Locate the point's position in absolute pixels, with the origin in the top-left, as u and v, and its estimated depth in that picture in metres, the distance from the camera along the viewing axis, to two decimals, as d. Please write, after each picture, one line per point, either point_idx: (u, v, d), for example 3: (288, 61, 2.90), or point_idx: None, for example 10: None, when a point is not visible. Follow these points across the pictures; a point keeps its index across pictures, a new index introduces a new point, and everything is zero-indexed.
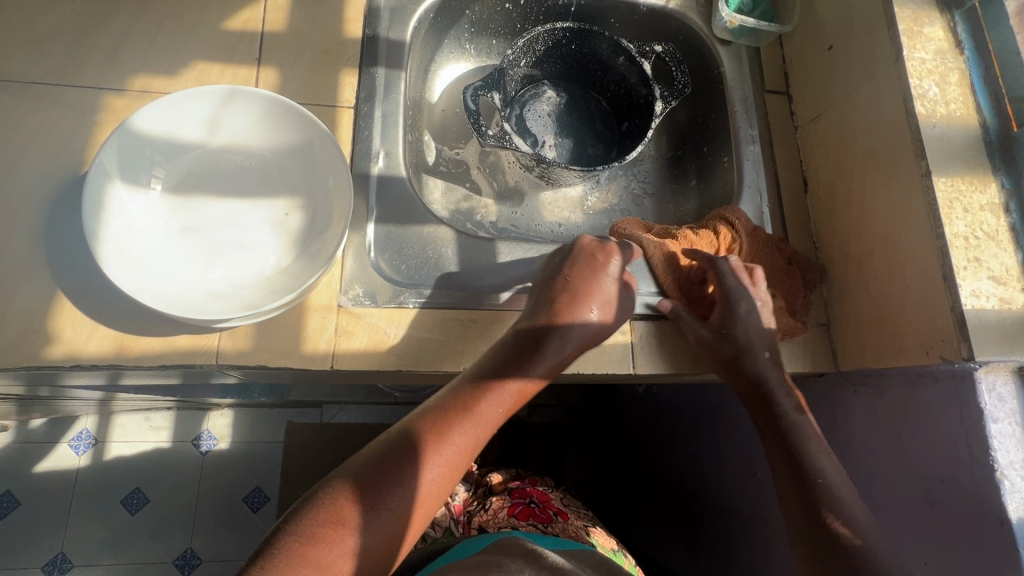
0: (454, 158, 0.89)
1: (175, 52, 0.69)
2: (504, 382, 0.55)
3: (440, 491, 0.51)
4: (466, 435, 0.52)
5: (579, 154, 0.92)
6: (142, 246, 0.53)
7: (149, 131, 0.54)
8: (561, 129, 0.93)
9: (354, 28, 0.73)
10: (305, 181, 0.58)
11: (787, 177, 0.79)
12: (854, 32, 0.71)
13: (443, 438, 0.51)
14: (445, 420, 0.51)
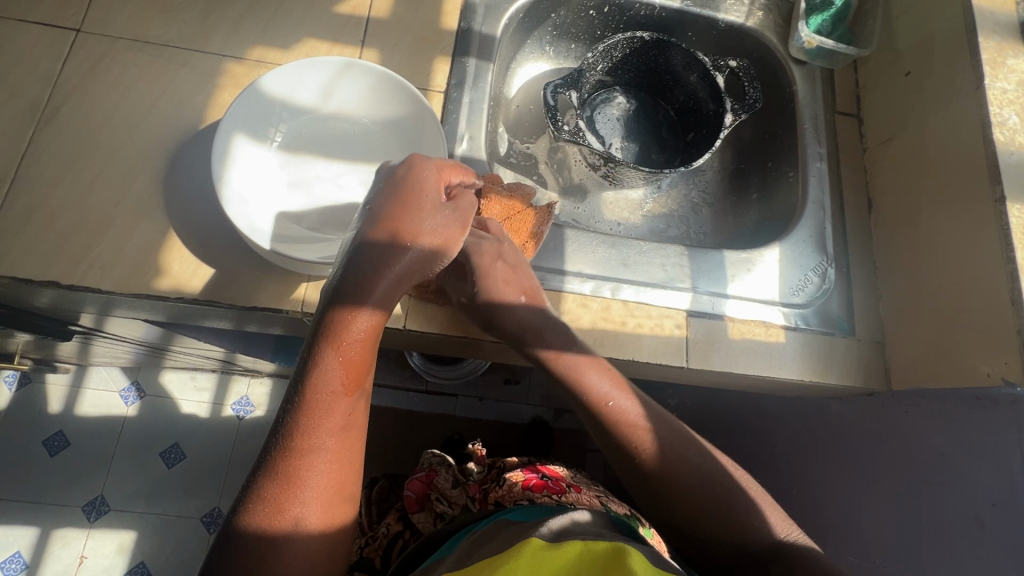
0: (524, 152, 0.93)
1: (290, 28, 0.75)
2: (338, 335, 0.49)
3: (356, 443, 0.49)
4: (335, 381, 0.48)
5: (644, 159, 0.96)
6: (256, 195, 0.58)
7: (273, 93, 0.60)
8: (628, 134, 0.97)
9: (451, 21, 0.79)
10: (401, 152, 0.63)
11: (852, 196, 0.80)
12: (934, 60, 0.73)
13: (313, 403, 0.47)
14: (308, 387, 0.47)
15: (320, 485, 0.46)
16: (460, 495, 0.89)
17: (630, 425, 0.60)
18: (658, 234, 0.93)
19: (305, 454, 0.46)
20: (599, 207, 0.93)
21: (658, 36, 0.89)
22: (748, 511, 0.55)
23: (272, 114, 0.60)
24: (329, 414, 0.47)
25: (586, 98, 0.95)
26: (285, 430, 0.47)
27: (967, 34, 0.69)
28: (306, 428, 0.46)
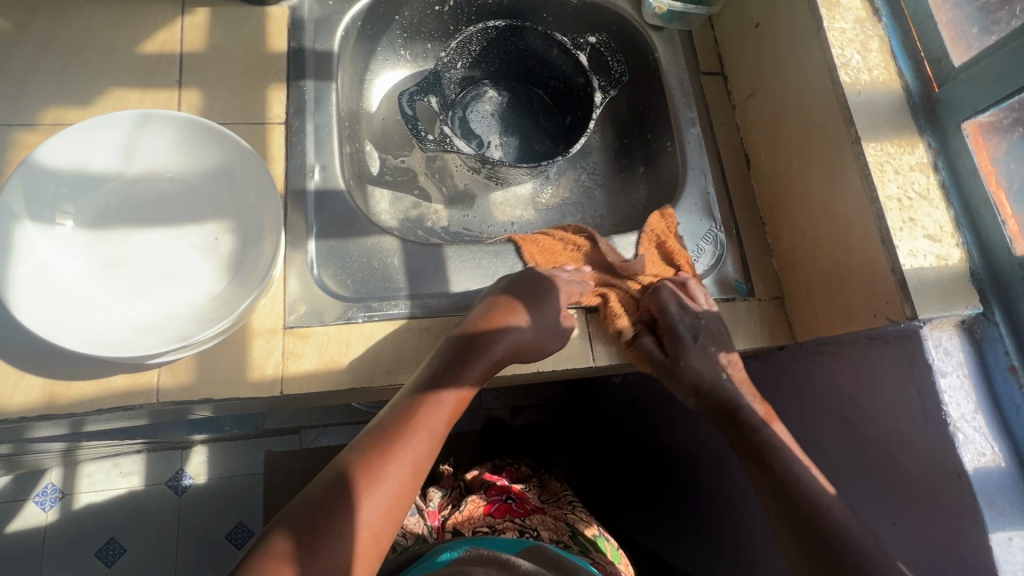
0: (399, 167, 0.87)
1: (88, 80, 0.66)
2: (436, 395, 0.53)
3: (412, 491, 0.48)
4: (431, 426, 0.51)
5: (526, 151, 0.92)
6: (59, 286, 0.50)
7: (56, 164, 0.51)
8: (505, 129, 0.93)
9: (279, 42, 0.71)
10: (234, 202, 0.56)
11: (730, 156, 0.80)
12: (777, 8, 0.72)
13: (400, 435, 0.49)
14: (405, 419, 0.51)
15: (373, 517, 0.45)
16: (418, 522, 0.77)
17: (777, 447, 0.59)
18: (555, 226, 0.90)
19: (376, 481, 0.46)
20: (489, 210, 0.89)
21: (512, 23, 0.85)
22: (800, 481, 0.55)
23: (62, 188, 0.52)
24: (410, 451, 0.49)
25: (454, 99, 0.90)
26: (363, 454, 0.48)
27: None
28: (389, 453, 0.48)
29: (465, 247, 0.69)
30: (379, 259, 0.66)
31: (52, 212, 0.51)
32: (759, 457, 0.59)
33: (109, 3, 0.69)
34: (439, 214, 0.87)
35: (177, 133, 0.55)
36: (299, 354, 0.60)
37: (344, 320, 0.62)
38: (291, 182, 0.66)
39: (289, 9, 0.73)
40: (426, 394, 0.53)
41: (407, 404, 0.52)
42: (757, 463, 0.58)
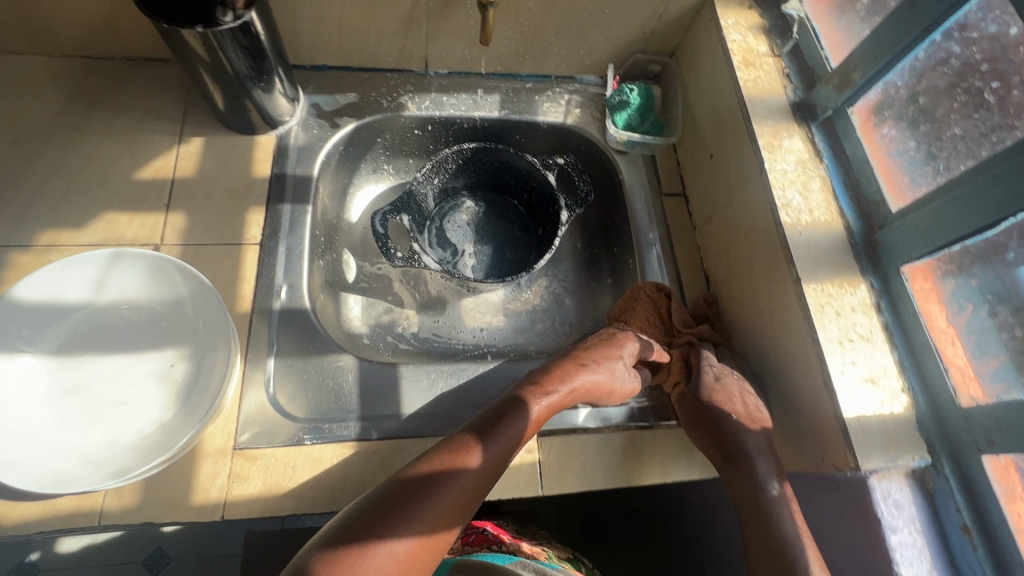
0: (376, 273, 0.91)
1: (85, 204, 0.72)
2: (435, 487, 0.51)
3: (454, 523, 0.52)
4: (479, 465, 0.55)
5: (495, 261, 0.95)
6: (14, 417, 0.52)
7: (32, 297, 0.56)
8: (477, 238, 0.97)
9: (262, 169, 0.78)
10: (194, 331, 0.59)
11: (690, 276, 0.82)
12: (727, 145, 0.77)
13: (447, 473, 0.53)
14: (455, 456, 0.54)
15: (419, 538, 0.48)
16: None
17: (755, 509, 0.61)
18: (522, 334, 0.91)
19: (416, 503, 0.49)
20: (459, 316, 0.92)
21: (484, 147, 0.91)
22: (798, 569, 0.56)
23: (34, 319, 0.56)
24: (457, 487, 0.52)
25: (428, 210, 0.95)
26: (416, 487, 0.51)
27: (745, 122, 0.73)
28: (440, 484, 0.52)
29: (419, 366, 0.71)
30: (335, 377, 0.68)
31: (21, 343, 0.55)
32: (764, 529, 0.60)
33: (115, 134, 0.77)
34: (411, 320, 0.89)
35: (148, 267, 0.59)
36: (245, 477, 0.61)
37: (293, 442, 0.63)
38: (259, 300, 0.70)
39: (276, 138, 0.81)
40: (439, 476, 0.52)
41: (456, 446, 0.55)
42: (762, 533, 0.60)
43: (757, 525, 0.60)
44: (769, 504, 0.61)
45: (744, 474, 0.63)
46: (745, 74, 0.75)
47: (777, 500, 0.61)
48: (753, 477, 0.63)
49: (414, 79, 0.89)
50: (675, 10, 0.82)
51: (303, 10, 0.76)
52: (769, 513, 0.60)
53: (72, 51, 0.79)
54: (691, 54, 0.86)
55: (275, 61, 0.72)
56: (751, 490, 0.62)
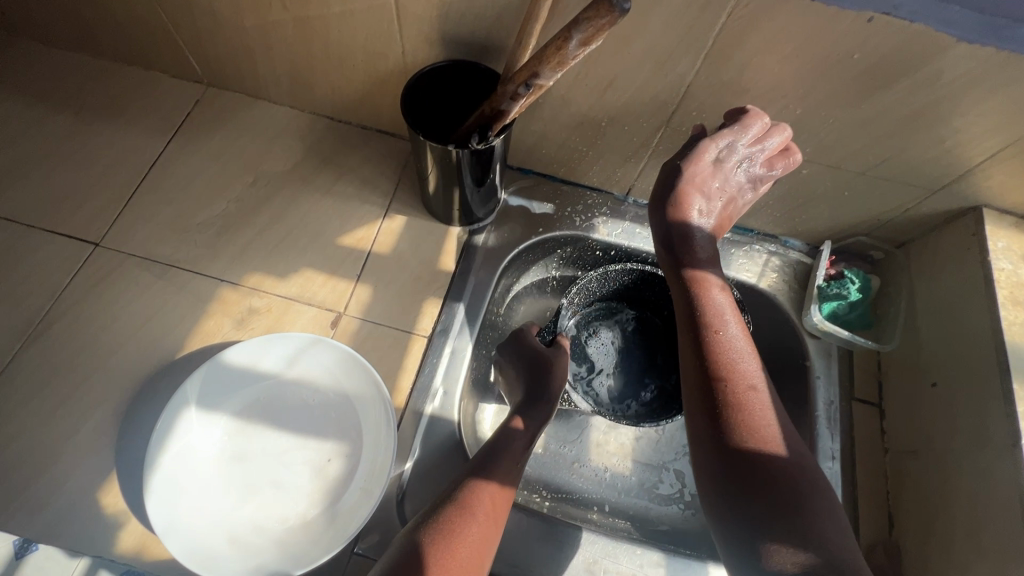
0: None
1: (293, 256, 0.78)
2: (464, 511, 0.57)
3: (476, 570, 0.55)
4: (479, 516, 0.57)
5: (636, 402, 0.83)
6: (189, 475, 0.56)
7: (234, 361, 0.60)
8: (622, 367, 0.86)
9: (449, 262, 0.80)
10: (357, 431, 0.60)
11: (867, 510, 0.70)
12: (963, 383, 0.65)
13: (452, 522, 0.56)
14: (452, 521, 0.56)
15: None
16: None
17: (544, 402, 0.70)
18: (646, 491, 0.84)
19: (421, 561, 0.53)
20: (586, 449, 0.86)
21: (653, 272, 0.81)
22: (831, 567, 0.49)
23: (230, 381, 0.60)
24: (464, 534, 0.56)
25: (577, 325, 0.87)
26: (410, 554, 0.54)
27: (999, 371, 0.62)
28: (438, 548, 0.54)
29: (541, 518, 0.69)
30: None
31: (215, 401, 0.59)
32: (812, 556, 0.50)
33: (334, 196, 0.83)
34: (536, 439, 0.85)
35: (334, 355, 0.61)
36: None
37: None
38: (413, 398, 0.70)
39: (468, 233, 0.83)
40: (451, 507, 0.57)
41: (449, 509, 0.57)
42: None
43: (793, 544, 0.51)
44: (772, 441, 0.56)
45: (758, 437, 0.56)
46: (1009, 313, 0.64)
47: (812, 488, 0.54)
48: (773, 455, 0.56)
49: (612, 203, 0.87)
50: (927, 209, 0.73)
51: (534, 127, 0.78)
52: (805, 501, 0.53)
53: (321, 112, 0.88)
54: (929, 255, 0.76)
55: (498, 163, 0.73)
56: (758, 419, 0.57)
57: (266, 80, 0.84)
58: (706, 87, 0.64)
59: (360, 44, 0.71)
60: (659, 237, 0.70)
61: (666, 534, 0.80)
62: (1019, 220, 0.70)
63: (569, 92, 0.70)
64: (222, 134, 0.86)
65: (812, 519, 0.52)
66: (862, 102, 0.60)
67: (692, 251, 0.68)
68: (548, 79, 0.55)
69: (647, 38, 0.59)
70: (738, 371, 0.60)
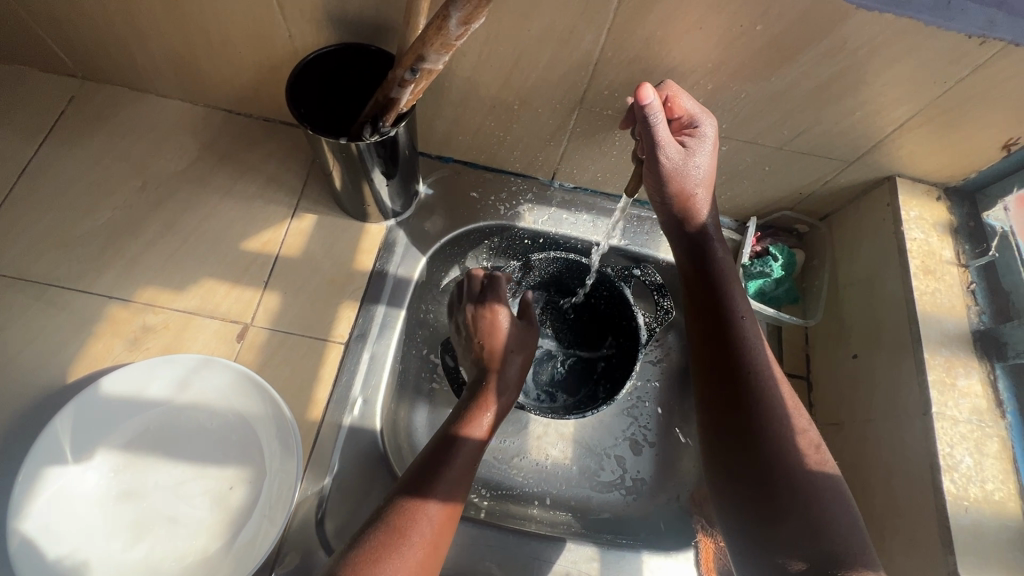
0: None
1: (191, 266, 0.72)
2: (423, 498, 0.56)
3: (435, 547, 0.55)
4: (420, 534, 0.55)
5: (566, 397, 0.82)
6: (71, 519, 0.51)
7: (114, 392, 0.55)
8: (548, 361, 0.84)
9: (366, 261, 0.75)
10: (259, 452, 0.56)
11: None
12: (880, 354, 0.66)
13: (401, 525, 0.55)
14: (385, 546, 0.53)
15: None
16: None
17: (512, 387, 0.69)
18: (588, 480, 0.82)
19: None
20: (525, 443, 0.84)
21: (580, 259, 0.78)
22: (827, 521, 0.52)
23: (112, 414, 0.55)
24: (399, 559, 0.53)
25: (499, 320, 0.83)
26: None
27: (911, 341, 0.62)
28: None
29: (477, 526, 0.70)
30: None
31: (96, 438, 0.54)
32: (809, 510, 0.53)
33: (236, 197, 0.77)
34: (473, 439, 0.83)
35: (230, 374, 0.57)
36: None
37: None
38: (332, 410, 0.66)
39: (386, 229, 0.78)
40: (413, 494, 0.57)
41: (378, 536, 0.54)
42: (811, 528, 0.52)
43: (804, 524, 0.52)
44: (790, 428, 0.57)
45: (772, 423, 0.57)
46: (921, 283, 0.65)
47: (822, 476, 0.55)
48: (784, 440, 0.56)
49: (537, 188, 0.84)
50: (845, 181, 0.73)
51: (446, 112, 0.73)
52: (815, 485, 0.54)
53: (216, 104, 0.80)
54: (850, 228, 0.76)
55: (406, 149, 0.68)
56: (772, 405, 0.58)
57: (146, 72, 0.76)
58: (615, 65, 0.60)
59: (241, 28, 0.65)
60: (670, 230, 0.70)
61: (608, 521, 0.80)
62: (931, 188, 0.70)
63: (476, 74, 0.65)
64: (103, 133, 0.77)
65: (817, 502, 0.53)
66: (771, 76, 0.58)
67: (705, 239, 0.68)
68: (435, 63, 0.50)
69: (545, 13, 0.55)
70: (749, 343, 0.62)
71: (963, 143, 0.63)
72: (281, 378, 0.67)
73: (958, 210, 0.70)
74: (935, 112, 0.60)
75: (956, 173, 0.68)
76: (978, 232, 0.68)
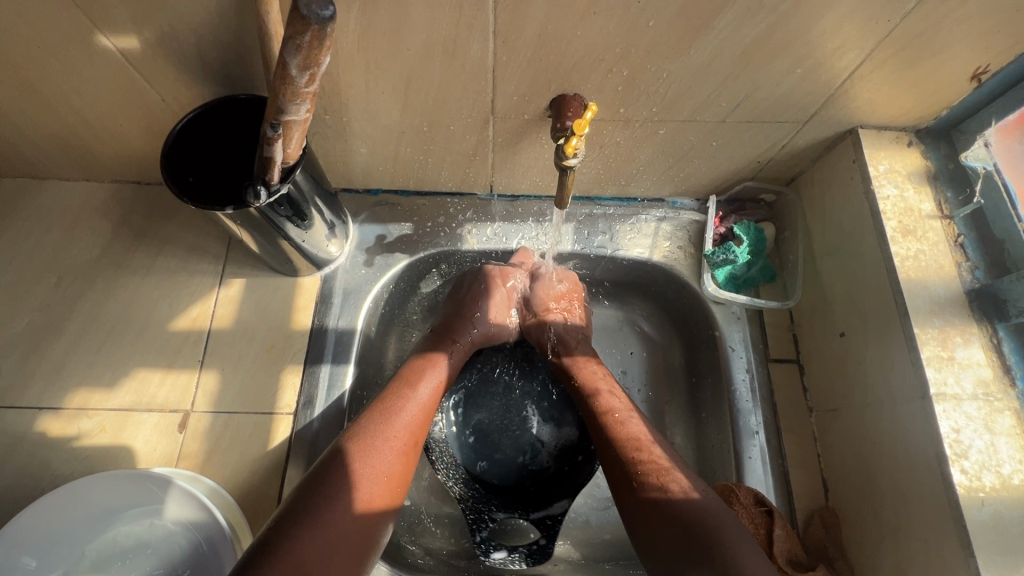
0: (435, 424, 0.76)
1: (119, 360, 0.67)
2: (376, 447, 0.54)
3: (384, 470, 0.53)
4: (352, 507, 0.50)
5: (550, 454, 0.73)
6: None
7: (28, 534, 0.52)
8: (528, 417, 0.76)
9: (304, 318, 0.70)
10: (204, 563, 0.53)
11: (802, 481, 0.64)
12: (868, 329, 0.60)
13: (352, 457, 0.52)
14: (359, 447, 0.53)
15: None
16: None
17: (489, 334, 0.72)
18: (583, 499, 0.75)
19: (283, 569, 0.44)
20: None
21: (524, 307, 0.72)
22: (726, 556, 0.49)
23: (34, 552, 0.52)
24: (323, 534, 0.47)
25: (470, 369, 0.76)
26: (308, 493, 0.49)
27: (899, 315, 0.56)
28: (326, 491, 0.50)
29: None
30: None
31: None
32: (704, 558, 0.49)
33: (157, 275, 0.72)
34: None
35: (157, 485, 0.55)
36: None
37: None
38: (288, 490, 0.62)
39: (321, 280, 0.73)
40: (367, 433, 0.54)
41: (350, 438, 0.54)
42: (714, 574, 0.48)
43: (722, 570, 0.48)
44: (651, 460, 0.57)
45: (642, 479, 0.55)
46: (900, 247, 0.58)
47: (701, 499, 0.53)
48: (670, 484, 0.54)
49: (476, 205, 0.77)
50: (804, 142, 0.65)
51: (356, 146, 0.67)
52: (700, 518, 0.51)
53: (122, 178, 0.75)
54: (820, 191, 0.69)
55: (312, 195, 0.63)
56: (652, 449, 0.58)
57: (38, 159, 0.71)
58: (515, 69, 0.54)
59: (111, 101, 0.59)
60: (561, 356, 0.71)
61: (610, 545, 0.72)
62: (900, 134, 0.63)
63: (371, 103, 0.59)
64: (7, 231, 0.72)
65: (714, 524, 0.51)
66: (690, 49, 0.51)
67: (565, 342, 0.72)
68: (298, 113, 0.45)
69: (420, 26, 0.49)
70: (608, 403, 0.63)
71: (925, 83, 0.55)
72: (229, 464, 0.63)
73: (932, 154, 0.62)
74: (885, 56, 0.52)
75: (923, 115, 0.61)
76: (958, 176, 0.61)
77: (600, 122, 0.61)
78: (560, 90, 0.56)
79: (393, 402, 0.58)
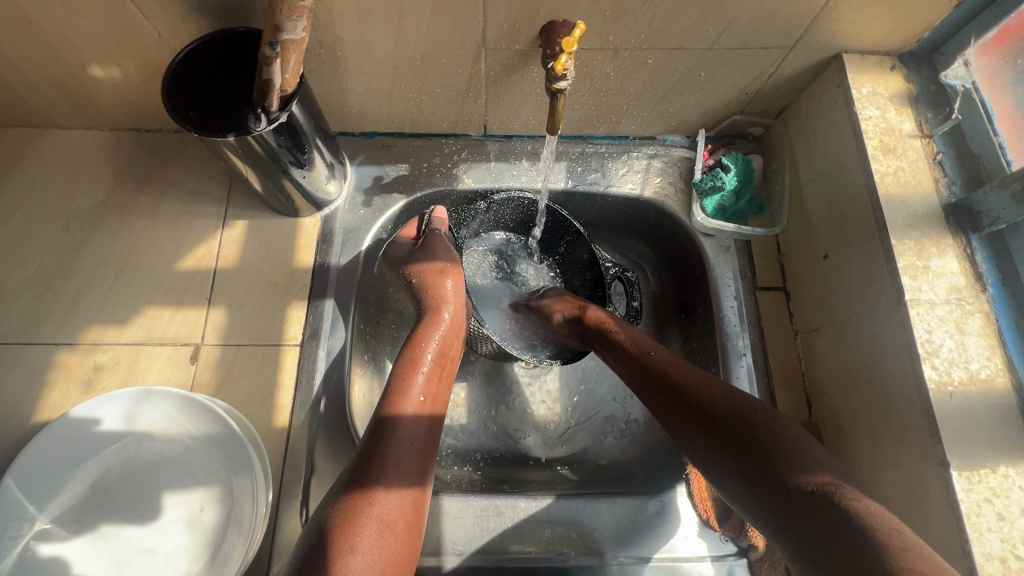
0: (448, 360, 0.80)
1: (130, 298, 0.69)
2: (412, 374, 0.58)
3: (427, 391, 0.58)
4: (407, 423, 0.54)
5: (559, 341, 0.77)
6: (54, 562, 0.53)
7: (57, 445, 0.56)
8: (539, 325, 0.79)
9: (306, 257, 0.72)
10: (223, 473, 0.57)
11: (787, 396, 0.67)
12: (849, 249, 0.62)
13: (396, 385, 0.57)
14: (400, 378, 0.58)
15: (373, 501, 0.48)
16: None
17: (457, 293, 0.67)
18: (582, 430, 0.78)
19: (359, 483, 0.49)
20: (510, 404, 0.79)
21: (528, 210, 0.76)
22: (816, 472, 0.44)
23: (65, 465, 0.56)
24: (388, 448, 0.51)
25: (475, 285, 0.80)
26: (371, 424, 0.54)
27: (878, 229, 0.58)
28: (381, 417, 0.54)
29: (463, 498, 0.65)
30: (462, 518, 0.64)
31: (55, 487, 0.55)
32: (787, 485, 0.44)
33: (161, 218, 0.73)
34: (457, 404, 0.78)
35: (174, 403, 0.58)
36: None
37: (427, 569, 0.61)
38: (297, 414, 0.65)
39: (321, 220, 0.75)
40: (404, 367, 0.59)
41: (394, 375, 0.59)
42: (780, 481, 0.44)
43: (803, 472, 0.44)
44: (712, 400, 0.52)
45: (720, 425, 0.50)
46: (880, 164, 0.60)
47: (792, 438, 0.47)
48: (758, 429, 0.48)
49: (471, 146, 0.79)
50: (791, 70, 0.67)
51: (352, 84, 0.68)
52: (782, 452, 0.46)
53: (122, 125, 0.76)
54: (806, 120, 0.70)
55: (313, 134, 0.65)
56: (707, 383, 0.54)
57: (37, 106, 0.72)
58: None
59: (109, 39, 0.60)
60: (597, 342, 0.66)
61: (607, 468, 0.75)
62: (884, 59, 0.64)
63: (365, 35, 0.60)
64: (13, 179, 0.74)
65: (782, 461, 0.45)
66: None
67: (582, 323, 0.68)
68: (295, 31, 0.47)
69: None
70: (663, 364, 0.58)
71: (907, 2, 0.57)
72: (241, 392, 0.66)
73: (915, 77, 0.64)
74: None
75: (906, 37, 0.62)
76: (939, 96, 0.63)
77: (589, 51, 0.62)
78: (550, 17, 0.57)
79: (421, 337, 0.62)
